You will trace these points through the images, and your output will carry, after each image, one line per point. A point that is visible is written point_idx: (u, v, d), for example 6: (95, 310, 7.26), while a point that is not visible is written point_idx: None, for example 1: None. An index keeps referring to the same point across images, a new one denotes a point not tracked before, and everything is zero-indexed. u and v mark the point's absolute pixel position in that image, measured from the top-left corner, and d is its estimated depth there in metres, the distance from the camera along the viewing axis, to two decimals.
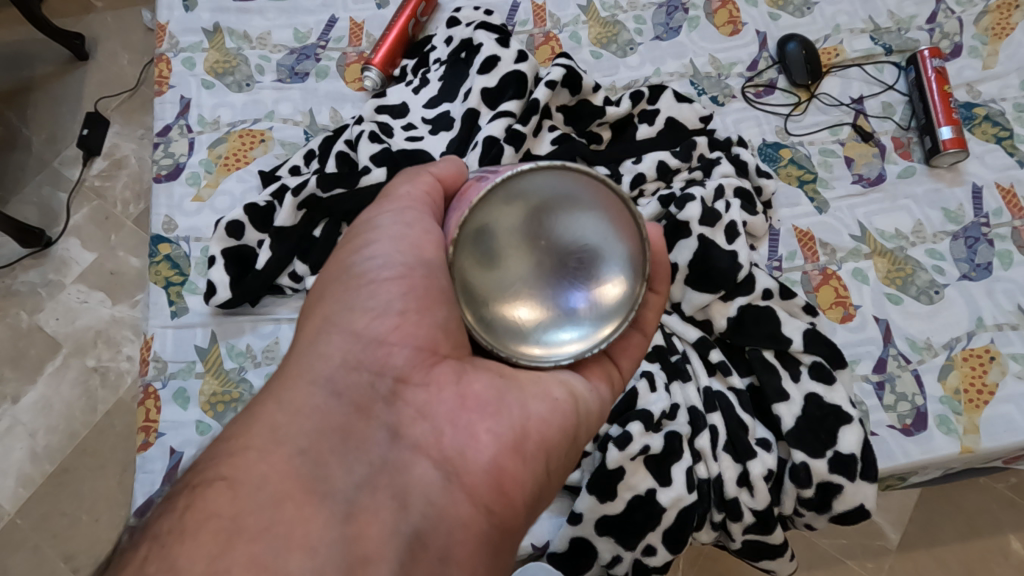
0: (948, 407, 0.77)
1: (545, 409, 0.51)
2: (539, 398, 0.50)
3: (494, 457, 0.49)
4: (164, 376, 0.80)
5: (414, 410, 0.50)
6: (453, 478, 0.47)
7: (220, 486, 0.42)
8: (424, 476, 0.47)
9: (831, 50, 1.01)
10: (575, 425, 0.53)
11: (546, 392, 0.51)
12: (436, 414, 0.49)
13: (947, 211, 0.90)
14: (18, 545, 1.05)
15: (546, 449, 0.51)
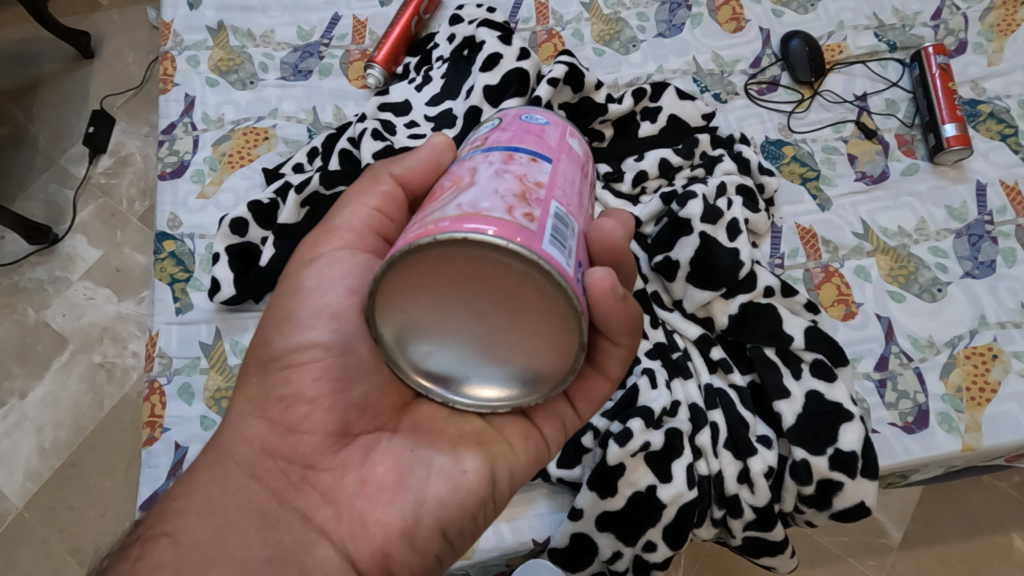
0: (950, 405, 0.77)
1: (441, 494, 0.52)
2: (439, 479, 0.52)
3: (389, 536, 0.51)
4: (169, 371, 0.81)
5: (321, 494, 0.53)
6: (350, 558, 0.51)
7: (165, 543, 0.47)
8: (325, 556, 0.50)
9: (834, 47, 1.01)
10: (480, 502, 0.54)
11: (449, 470, 0.53)
12: (341, 496, 0.52)
13: (950, 209, 0.89)
14: (26, 538, 1.06)
15: (445, 527, 0.52)
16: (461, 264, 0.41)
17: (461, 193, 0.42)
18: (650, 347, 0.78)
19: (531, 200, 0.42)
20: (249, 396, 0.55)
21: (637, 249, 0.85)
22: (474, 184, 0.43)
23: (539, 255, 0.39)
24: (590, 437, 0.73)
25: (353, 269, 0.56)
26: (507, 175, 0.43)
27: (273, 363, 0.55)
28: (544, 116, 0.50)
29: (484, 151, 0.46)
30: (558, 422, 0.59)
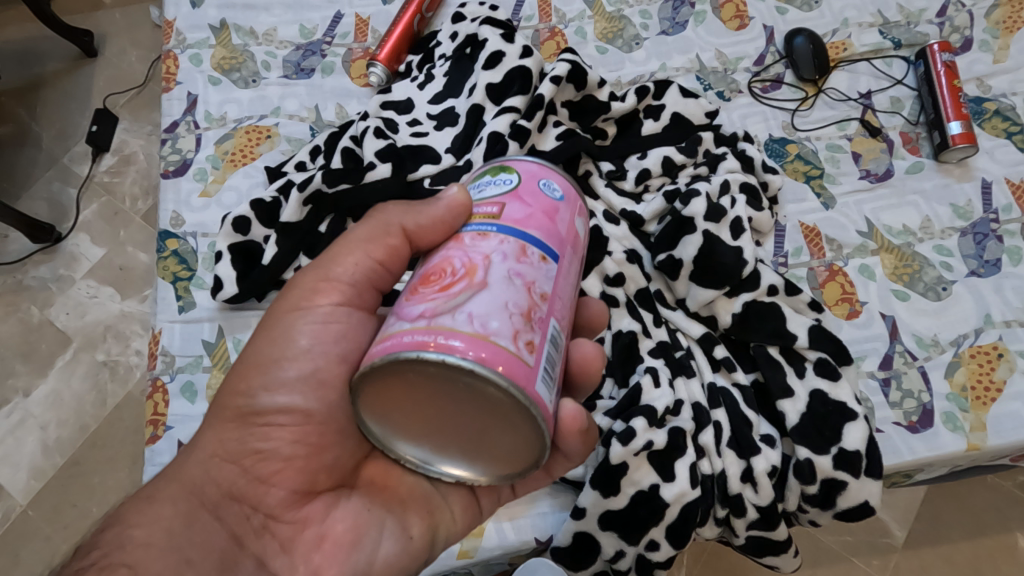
0: (954, 404, 0.77)
1: (388, 558, 0.53)
2: (388, 541, 0.54)
3: None
4: (172, 369, 0.81)
5: (280, 543, 0.53)
6: None
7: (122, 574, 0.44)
8: None
9: (839, 44, 1.00)
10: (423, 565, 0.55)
11: (399, 532, 0.54)
12: (296, 550, 0.53)
13: (956, 207, 0.89)
14: (30, 535, 1.06)
15: None
16: (455, 380, 0.39)
17: (462, 295, 0.40)
18: (653, 345, 0.78)
19: (534, 321, 0.40)
20: (221, 440, 0.54)
21: (640, 247, 0.85)
22: (484, 287, 0.40)
23: (533, 397, 0.39)
24: None
25: (343, 332, 0.55)
26: (512, 282, 0.41)
27: (252, 417, 0.54)
28: (560, 186, 0.47)
29: (497, 231, 0.43)
30: (497, 495, 0.60)
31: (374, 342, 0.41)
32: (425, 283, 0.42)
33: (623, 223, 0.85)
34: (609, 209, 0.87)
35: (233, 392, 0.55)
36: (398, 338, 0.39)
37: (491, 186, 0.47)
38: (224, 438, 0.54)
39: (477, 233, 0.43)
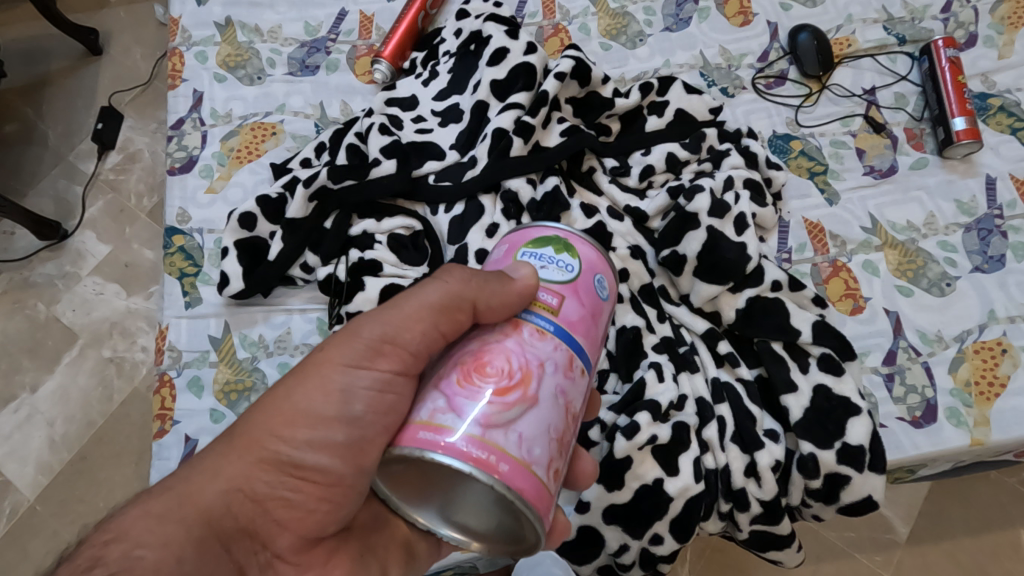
0: (958, 400, 0.77)
1: None
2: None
3: None
4: (179, 364, 0.82)
5: None
6: None
7: None
8: None
9: (843, 40, 1.00)
10: None
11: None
12: None
13: (960, 203, 0.89)
14: (37, 530, 1.07)
15: None
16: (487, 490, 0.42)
17: (517, 409, 0.42)
18: (657, 341, 0.78)
19: (564, 443, 0.44)
20: (249, 478, 0.50)
21: (644, 243, 0.85)
22: (535, 404, 0.42)
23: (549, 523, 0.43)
24: (597, 431, 0.73)
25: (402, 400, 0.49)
26: (555, 400, 0.44)
27: (286, 464, 0.50)
28: (609, 287, 0.49)
29: (553, 334, 0.45)
30: None
31: (416, 425, 0.42)
32: (478, 373, 0.43)
33: (627, 220, 0.86)
34: (613, 205, 0.87)
35: (268, 433, 0.50)
36: (450, 441, 0.40)
37: (554, 266, 0.47)
38: (253, 477, 0.50)
39: (537, 331, 0.45)
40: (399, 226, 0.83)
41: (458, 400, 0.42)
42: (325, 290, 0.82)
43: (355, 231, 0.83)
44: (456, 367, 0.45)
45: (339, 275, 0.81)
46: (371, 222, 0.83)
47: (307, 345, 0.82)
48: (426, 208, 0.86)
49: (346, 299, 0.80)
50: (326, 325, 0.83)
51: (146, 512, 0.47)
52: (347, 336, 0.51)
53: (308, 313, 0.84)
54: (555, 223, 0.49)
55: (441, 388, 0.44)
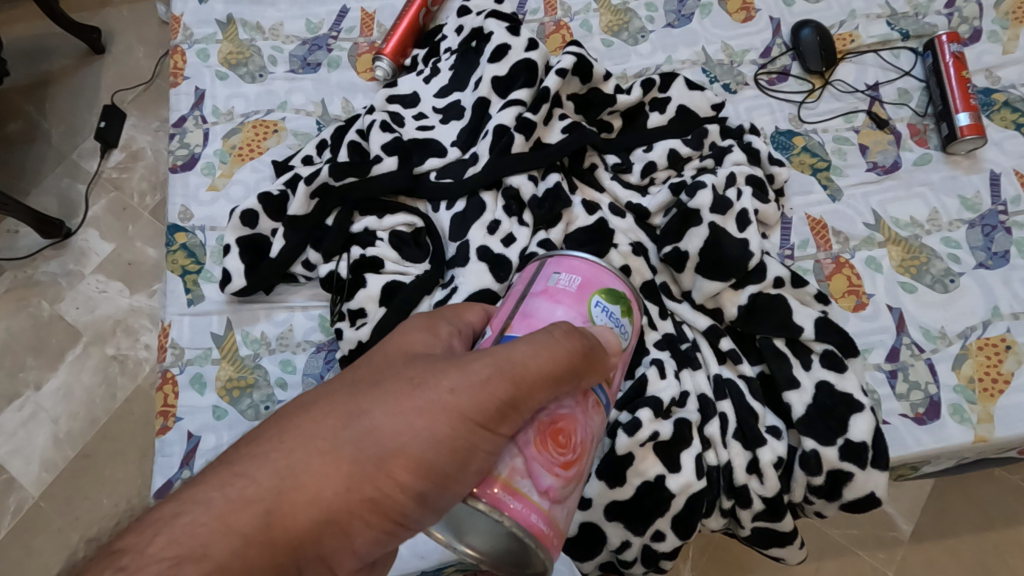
0: (961, 396, 0.77)
1: None
2: None
3: None
4: (181, 361, 0.82)
5: None
6: None
7: None
8: None
9: (846, 36, 0.99)
10: None
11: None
12: None
13: (964, 199, 0.88)
14: (42, 527, 1.08)
15: None
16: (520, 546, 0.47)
17: (573, 486, 0.47)
18: (659, 337, 0.78)
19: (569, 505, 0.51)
20: (348, 510, 0.45)
21: (646, 240, 0.84)
22: (581, 480, 0.48)
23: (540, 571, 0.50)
24: None
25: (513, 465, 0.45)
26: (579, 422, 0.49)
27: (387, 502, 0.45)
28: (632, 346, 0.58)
29: (605, 406, 0.51)
30: None
31: (495, 480, 0.44)
32: (552, 440, 0.46)
33: (629, 216, 0.85)
34: (615, 201, 0.87)
35: (377, 465, 0.45)
36: (527, 511, 0.44)
37: (614, 326, 0.54)
38: (351, 511, 0.45)
39: (598, 404, 0.50)
40: (401, 223, 0.83)
41: (538, 469, 0.45)
42: (326, 287, 0.82)
43: (356, 228, 0.83)
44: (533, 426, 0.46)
45: (341, 272, 0.81)
46: (372, 219, 0.83)
47: (309, 343, 0.82)
48: (428, 205, 0.86)
49: (347, 296, 0.80)
50: (327, 322, 0.83)
51: (227, 526, 0.42)
52: (479, 383, 0.45)
53: (310, 311, 0.84)
54: (625, 282, 0.55)
55: (515, 440, 0.46)
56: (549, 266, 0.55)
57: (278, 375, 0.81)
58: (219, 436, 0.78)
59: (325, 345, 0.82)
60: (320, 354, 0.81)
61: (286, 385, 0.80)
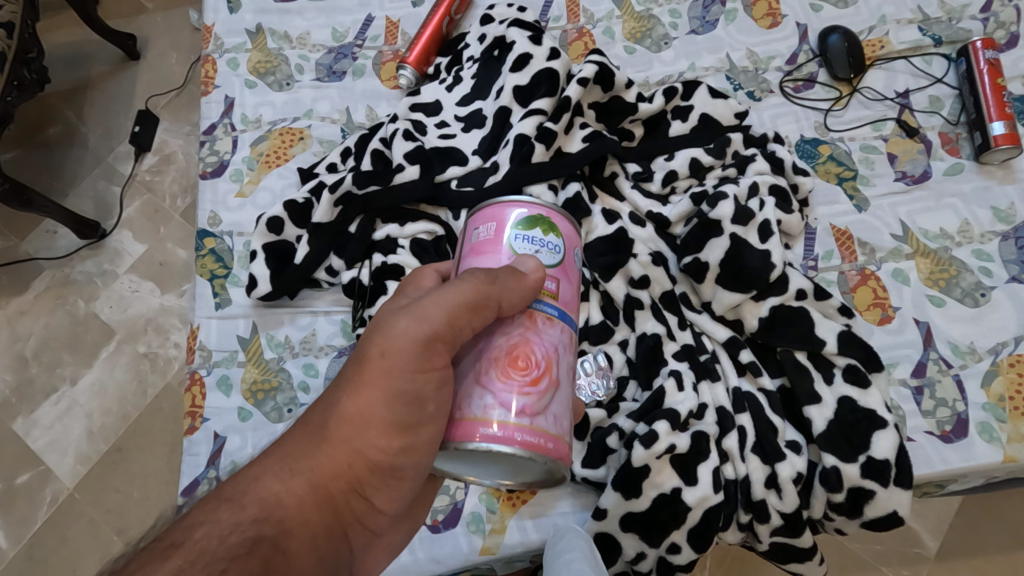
0: (991, 415, 0.75)
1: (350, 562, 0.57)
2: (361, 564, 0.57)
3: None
4: (209, 363, 0.84)
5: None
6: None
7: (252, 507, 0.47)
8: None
9: (876, 42, 0.97)
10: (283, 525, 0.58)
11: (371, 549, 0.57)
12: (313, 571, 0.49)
13: (996, 210, 0.86)
14: (76, 517, 1.12)
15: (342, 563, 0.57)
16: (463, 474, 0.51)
17: (546, 394, 0.46)
18: (678, 348, 0.78)
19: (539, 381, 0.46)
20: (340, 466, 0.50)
21: (666, 249, 0.84)
22: (555, 387, 0.47)
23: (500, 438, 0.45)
24: (615, 438, 0.73)
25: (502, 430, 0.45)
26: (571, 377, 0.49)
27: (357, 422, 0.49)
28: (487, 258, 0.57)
29: (557, 317, 0.49)
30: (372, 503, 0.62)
31: (472, 422, 0.45)
32: (512, 366, 0.46)
33: (649, 225, 0.85)
34: (635, 210, 0.87)
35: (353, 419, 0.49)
36: (508, 434, 0.44)
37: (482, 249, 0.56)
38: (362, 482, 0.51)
39: (547, 316, 0.48)
40: (422, 231, 0.84)
41: (503, 395, 0.45)
42: (348, 293, 0.84)
43: (378, 235, 0.84)
44: (490, 362, 0.47)
45: (363, 279, 0.83)
46: (394, 227, 0.84)
47: (331, 347, 0.84)
48: (448, 213, 0.86)
49: (368, 303, 0.81)
50: (349, 328, 0.84)
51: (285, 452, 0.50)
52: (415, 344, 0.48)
53: (332, 316, 0.86)
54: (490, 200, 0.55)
55: (493, 392, 0.46)
56: (493, 210, 0.52)
57: (301, 378, 0.82)
58: (244, 436, 0.80)
59: (347, 350, 0.83)
60: (341, 358, 0.83)
61: (308, 389, 0.82)
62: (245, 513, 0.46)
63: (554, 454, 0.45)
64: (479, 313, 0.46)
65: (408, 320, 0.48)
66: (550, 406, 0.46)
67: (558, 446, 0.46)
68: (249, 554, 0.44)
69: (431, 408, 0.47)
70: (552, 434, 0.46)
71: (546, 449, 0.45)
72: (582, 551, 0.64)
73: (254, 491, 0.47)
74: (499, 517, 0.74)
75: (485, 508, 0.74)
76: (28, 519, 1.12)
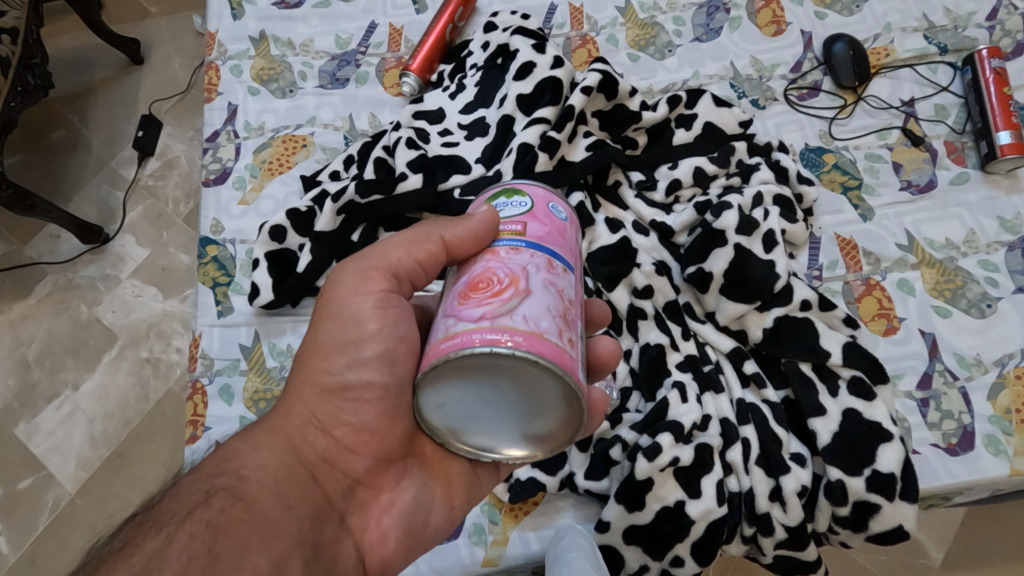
0: (997, 427, 0.74)
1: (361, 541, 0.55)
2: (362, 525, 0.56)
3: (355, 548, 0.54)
4: (211, 372, 0.84)
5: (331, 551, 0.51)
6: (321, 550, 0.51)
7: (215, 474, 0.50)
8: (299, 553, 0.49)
9: (881, 50, 0.97)
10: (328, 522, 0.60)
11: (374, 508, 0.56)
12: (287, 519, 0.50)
13: (1003, 220, 0.86)
14: (78, 523, 1.12)
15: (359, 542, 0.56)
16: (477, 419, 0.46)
17: (513, 300, 0.42)
18: (681, 359, 0.77)
19: (503, 291, 0.43)
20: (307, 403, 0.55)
21: (670, 259, 0.84)
22: (526, 293, 0.43)
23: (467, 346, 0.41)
24: (618, 450, 0.72)
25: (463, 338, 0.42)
26: (553, 291, 0.44)
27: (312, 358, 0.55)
28: None
29: (526, 246, 0.46)
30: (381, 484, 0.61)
31: (437, 342, 0.43)
32: (473, 289, 0.44)
33: (653, 234, 0.85)
34: (639, 219, 0.86)
35: (314, 363, 0.55)
36: (469, 338, 0.41)
37: None
38: (318, 409, 0.55)
39: (509, 247, 0.46)
40: None
41: (464, 312, 0.43)
42: None
43: None
44: (454, 295, 0.46)
45: None
46: None
47: None
48: None
49: None
50: None
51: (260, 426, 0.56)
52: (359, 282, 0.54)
53: None
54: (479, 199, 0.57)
55: (454, 312, 0.44)
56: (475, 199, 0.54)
57: None
58: None
59: None
60: None
61: None
62: (205, 471, 0.50)
63: (519, 348, 0.40)
64: (415, 244, 0.53)
65: (352, 265, 0.55)
66: (519, 310, 0.42)
67: (531, 341, 0.41)
68: (206, 501, 0.47)
69: (371, 324, 0.53)
70: (522, 331, 0.41)
71: (508, 343, 0.40)
72: (583, 549, 0.64)
73: (222, 452, 0.52)
74: (502, 528, 0.74)
75: (487, 518, 0.74)
76: (30, 525, 1.12)
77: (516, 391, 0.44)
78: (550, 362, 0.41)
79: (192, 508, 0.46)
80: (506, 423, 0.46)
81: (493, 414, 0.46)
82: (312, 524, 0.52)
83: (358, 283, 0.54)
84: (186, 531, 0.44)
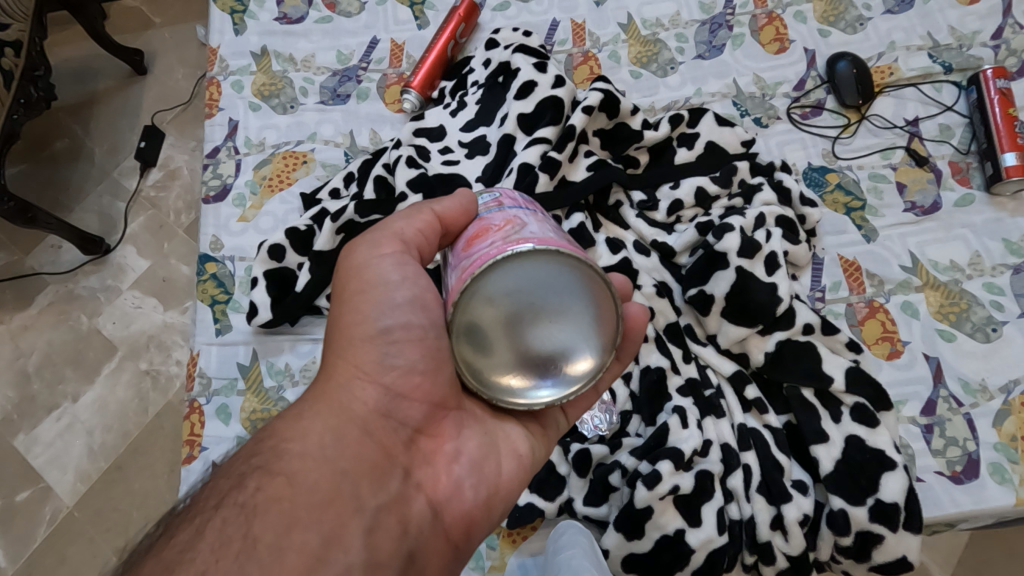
0: (1003, 455, 0.73)
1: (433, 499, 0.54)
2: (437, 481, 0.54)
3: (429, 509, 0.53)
4: (208, 391, 0.84)
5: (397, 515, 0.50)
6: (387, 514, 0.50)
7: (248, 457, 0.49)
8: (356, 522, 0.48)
9: (884, 68, 0.96)
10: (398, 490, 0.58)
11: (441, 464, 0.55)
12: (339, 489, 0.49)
13: (1008, 243, 0.85)
14: (75, 536, 1.11)
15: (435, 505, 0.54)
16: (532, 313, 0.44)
17: (515, 230, 0.46)
18: (683, 382, 0.76)
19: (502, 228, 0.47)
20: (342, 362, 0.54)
21: (671, 280, 0.84)
22: (522, 225, 0.47)
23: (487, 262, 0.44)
24: (617, 476, 0.71)
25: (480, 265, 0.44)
26: (548, 224, 0.48)
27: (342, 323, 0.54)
28: None
29: (511, 206, 0.50)
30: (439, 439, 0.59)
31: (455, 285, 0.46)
32: (474, 241, 0.48)
33: (653, 255, 0.85)
34: (640, 239, 0.86)
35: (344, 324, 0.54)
36: (486, 256, 0.44)
37: None
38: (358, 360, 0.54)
39: (496, 208, 0.50)
40: None
41: (472, 253, 0.46)
42: None
43: None
44: (457, 256, 0.49)
45: None
46: None
47: None
48: None
49: None
50: None
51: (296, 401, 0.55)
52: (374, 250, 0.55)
53: None
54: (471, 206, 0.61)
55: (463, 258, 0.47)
56: None
57: None
58: None
59: None
60: None
61: None
62: (240, 455, 0.49)
63: (535, 244, 0.44)
64: (415, 213, 0.54)
65: (365, 238, 0.56)
66: (523, 230, 0.46)
67: (544, 241, 0.44)
68: (240, 484, 0.46)
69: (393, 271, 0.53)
70: (531, 239, 0.45)
71: (525, 244, 0.44)
72: (582, 547, 0.65)
73: (261, 435, 0.51)
74: (500, 554, 0.73)
75: (485, 544, 0.73)
76: (27, 537, 1.11)
77: (566, 278, 0.44)
78: (566, 252, 0.44)
79: (228, 492, 0.45)
80: (566, 316, 0.45)
81: (551, 302, 0.44)
82: (370, 484, 0.50)
83: (374, 249, 0.54)
84: (220, 517, 0.43)
